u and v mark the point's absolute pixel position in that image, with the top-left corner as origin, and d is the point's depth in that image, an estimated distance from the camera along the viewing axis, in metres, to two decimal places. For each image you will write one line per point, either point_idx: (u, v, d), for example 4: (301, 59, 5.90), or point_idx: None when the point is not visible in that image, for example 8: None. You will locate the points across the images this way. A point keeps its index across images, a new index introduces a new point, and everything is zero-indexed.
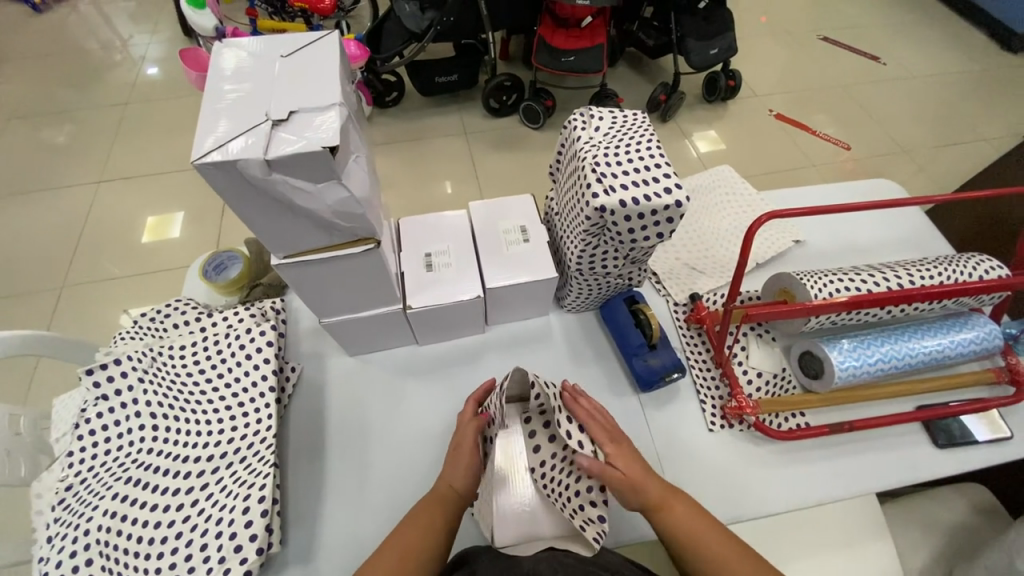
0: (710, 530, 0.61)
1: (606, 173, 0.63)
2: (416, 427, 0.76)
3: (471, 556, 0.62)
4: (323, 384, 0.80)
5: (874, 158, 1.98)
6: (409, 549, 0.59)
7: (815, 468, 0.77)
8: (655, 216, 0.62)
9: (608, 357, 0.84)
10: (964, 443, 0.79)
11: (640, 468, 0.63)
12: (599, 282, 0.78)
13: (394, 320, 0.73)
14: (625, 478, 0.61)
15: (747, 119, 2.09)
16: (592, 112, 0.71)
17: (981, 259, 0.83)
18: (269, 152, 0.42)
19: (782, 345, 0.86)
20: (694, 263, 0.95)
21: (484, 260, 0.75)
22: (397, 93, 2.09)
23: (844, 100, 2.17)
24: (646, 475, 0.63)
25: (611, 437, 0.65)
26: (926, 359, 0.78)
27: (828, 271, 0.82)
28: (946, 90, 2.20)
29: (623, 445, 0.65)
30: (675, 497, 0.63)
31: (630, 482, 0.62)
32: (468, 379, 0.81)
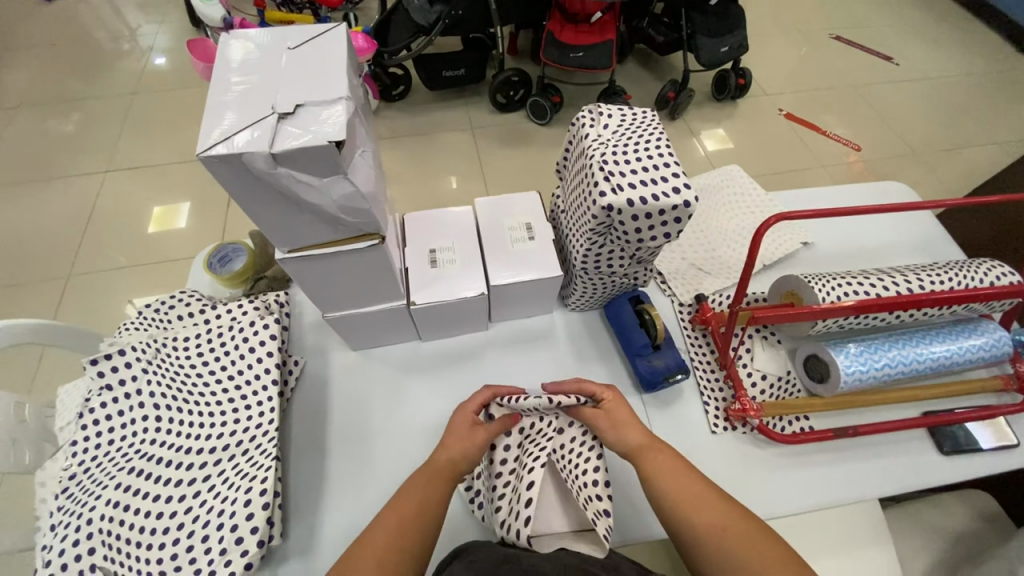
0: (691, 474, 0.61)
1: (613, 171, 0.62)
2: (418, 423, 0.76)
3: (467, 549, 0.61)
4: (325, 378, 0.80)
5: (884, 160, 1.96)
6: (406, 520, 0.57)
7: (818, 472, 0.76)
8: (662, 216, 0.61)
9: (611, 356, 0.84)
10: (969, 450, 0.78)
11: (625, 413, 0.66)
12: (604, 281, 0.77)
13: (397, 316, 0.73)
14: (608, 418, 0.65)
15: (757, 118, 2.07)
16: (601, 110, 0.70)
17: (993, 265, 0.82)
18: (274, 146, 0.42)
19: (787, 348, 0.86)
20: (700, 263, 0.94)
21: (489, 257, 0.74)
22: (403, 87, 2.08)
23: (856, 100, 2.14)
24: (630, 420, 0.65)
25: (605, 388, 0.68)
26: (933, 365, 0.77)
27: (836, 274, 0.81)
28: (959, 92, 2.16)
29: (615, 390, 0.68)
30: (655, 443, 0.64)
31: (613, 420, 0.65)
32: (470, 376, 0.81)
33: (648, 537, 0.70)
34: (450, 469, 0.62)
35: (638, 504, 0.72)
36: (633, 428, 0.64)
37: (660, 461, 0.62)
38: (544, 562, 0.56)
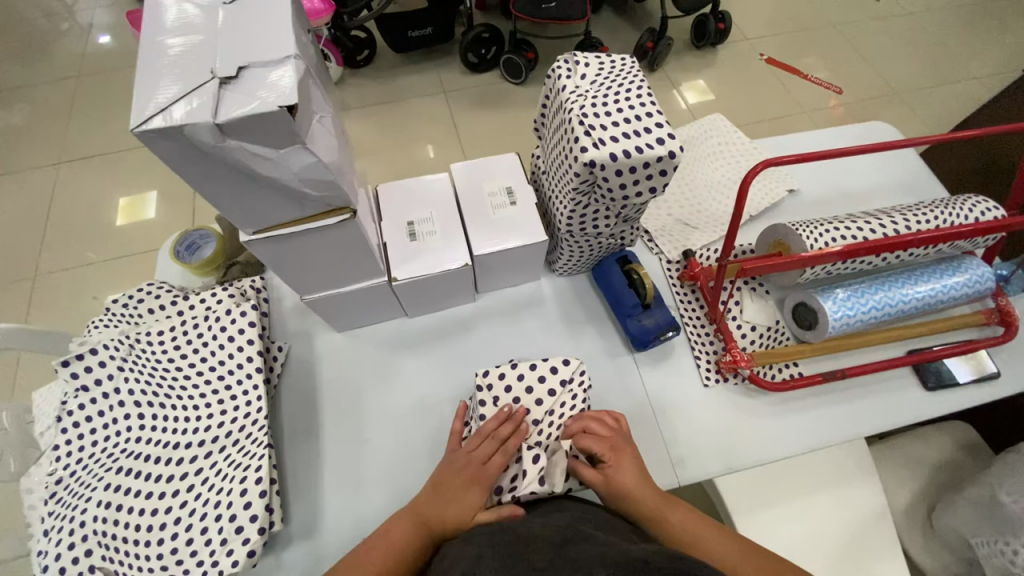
0: (706, 521, 0.62)
1: (594, 125, 0.58)
2: (412, 398, 0.75)
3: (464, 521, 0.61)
4: (312, 361, 0.78)
5: (866, 102, 1.93)
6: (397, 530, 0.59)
7: (808, 416, 0.78)
8: (647, 170, 0.58)
9: (602, 319, 0.83)
10: (952, 384, 0.81)
11: (633, 473, 0.63)
12: (590, 243, 0.75)
13: (380, 294, 0.70)
14: (609, 481, 0.62)
15: (738, 64, 2.01)
16: (577, 58, 0.65)
17: (978, 200, 0.81)
18: (219, 115, 0.38)
19: (776, 298, 0.85)
20: (687, 219, 0.92)
21: (470, 224, 0.72)
22: (369, 51, 1.98)
23: (838, 40, 2.08)
24: (638, 481, 0.63)
25: (609, 445, 0.63)
26: (919, 304, 0.78)
27: (824, 220, 0.80)
28: (941, 26, 2.12)
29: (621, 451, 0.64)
30: (669, 502, 0.62)
31: (616, 488, 0.62)
32: (460, 349, 0.79)
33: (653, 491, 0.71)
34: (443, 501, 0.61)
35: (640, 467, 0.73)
36: (641, 486, 0.62)
37: (680, 520, 0.61)
38: (542, 525, 0.55)
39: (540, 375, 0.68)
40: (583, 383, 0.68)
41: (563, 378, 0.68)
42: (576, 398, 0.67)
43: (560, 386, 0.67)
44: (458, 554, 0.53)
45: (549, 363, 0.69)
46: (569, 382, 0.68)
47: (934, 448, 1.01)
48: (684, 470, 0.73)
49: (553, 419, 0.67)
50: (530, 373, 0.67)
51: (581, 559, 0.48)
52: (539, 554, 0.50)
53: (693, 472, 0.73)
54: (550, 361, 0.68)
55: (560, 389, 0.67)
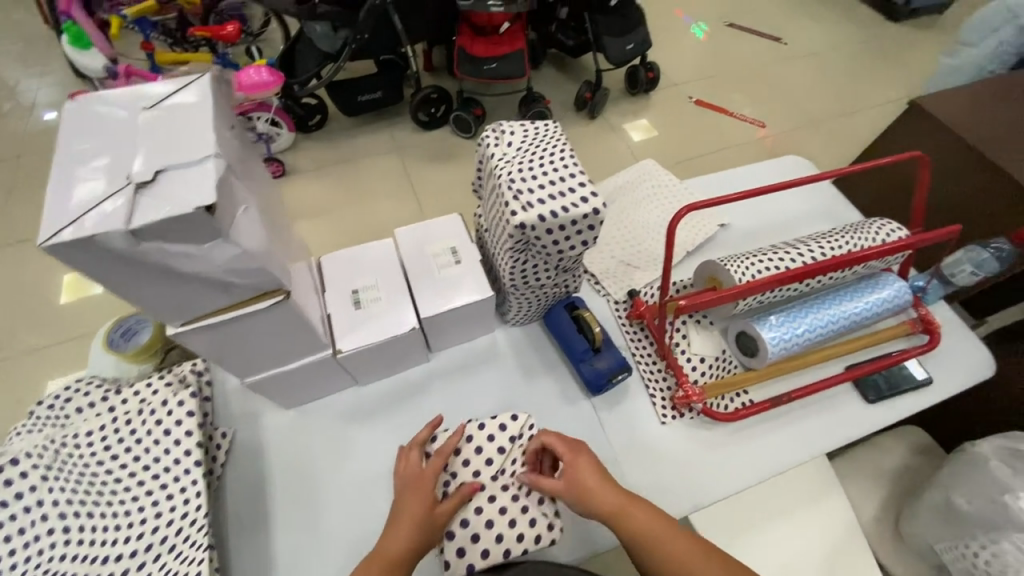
0: (669, 522, 0.59)
1: (521, 189, 0.62)
2: (367, 469, 0.73)
3: None
4: (260, 444, 0.75)
5: (787, 132, 2.12)
6: None
7: (764, 442, 0.80)
8: (576, 226, 0.62)
9: (556, 365, 0.84)
10: (892, 394, 0.85)
11: (594, 475, 0.61)
12: (536, 294, 0.77)
13: (327, 367, 0.69)
14: (568, 477, 0.61)
15: (670, 107, 2.18)
16: (503, 127, 0.69)
17: (883, 224, 0.89)
18: (133, 221, 0.38)
19: (720, 328, 0.89)
20: (629, 259, 0.97)
21: (415, 287, 0.73)
22: (321, 116, 2.05)
23: (756, 80, 2.30)
24: (597, 482, 0.60)
25: (568, 446, 0.63)
26: (845, 323, 0.83)
27: (751, 253, 0.85)
28: (844, 63, 2.38)
29: (582, 453, 0.62)
30: (631, 505, 0.59)
31: (578, 490, 0.60)
32: (416, 412, 0.78)
33: None
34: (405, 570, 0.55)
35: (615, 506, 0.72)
36: (600, 486, 0.60)
37: (642, 522, 0.58)
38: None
39: (489, 434, 0.64)
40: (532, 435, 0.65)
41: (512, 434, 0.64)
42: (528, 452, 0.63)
43: (510, 443, 0.64)
44: None
45: (498, 419, 0.65)
46: (519, 437, 0.64)
47: (893, 455, 1.04)
48: None
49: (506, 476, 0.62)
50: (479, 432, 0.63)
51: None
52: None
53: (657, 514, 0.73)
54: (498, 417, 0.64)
55: (510, 446, 0.64)
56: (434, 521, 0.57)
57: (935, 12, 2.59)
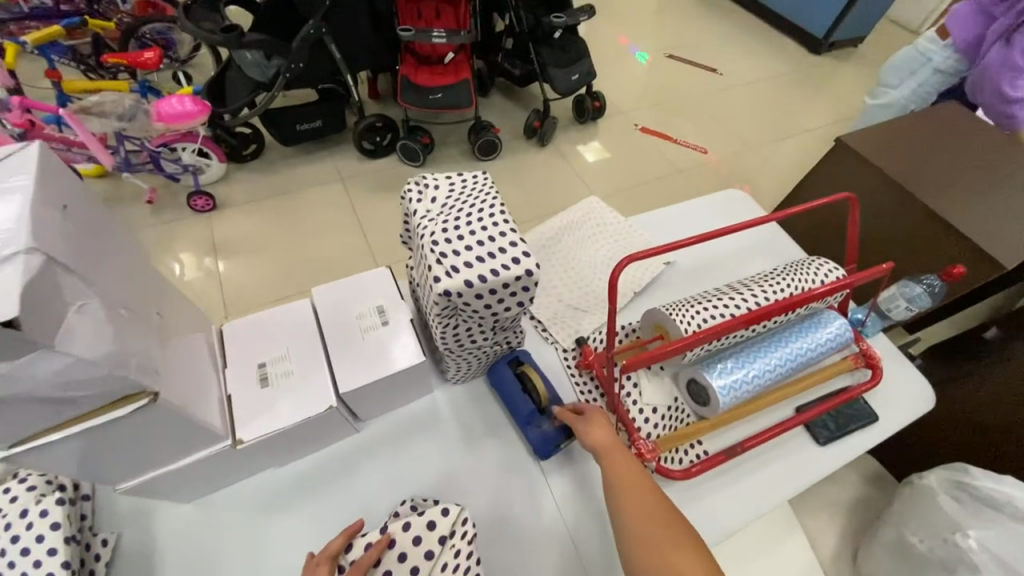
0: (649, 482, 0.61)
1: (446, 250, 0.56)
2: (283, 572, 0.63)
3: None
4: (150, 550, 0.63)
5: (728, 158, 2.20)
6: None
7: (721, 496, 0.77)
8: (508, 289, 0.56)
9: (501, 427, 0.77)
10: (841, 434, 0.84)
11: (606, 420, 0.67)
12: (475, 355, 0.71)
13: (228, 458, 0.59)
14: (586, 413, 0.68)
15: (617, 134, 2.22)
16: (428, 179, 0.64)
17: (821, 262, 0.90)
18: None
19: (671, 374, 0.86)
20: (577, 302, 0.93)
21: (333, 358, 0.64)
22: (256, 145, 1.92)
23: (697, 108, 2.39)
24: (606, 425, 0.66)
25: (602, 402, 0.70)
26: (791, 365, 0.82)
27: (696, 297, 0.83)
28: (775, 92, 2.53)
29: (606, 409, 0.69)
30: (620, 451, 0.64)
31: (588, 427, 0.67)
32: (343, 495, 0.69)
33: None
34: None
35: (597, 551, 0.69)
36: (603, 429, 0.66)
37: (623, 469, 0.62)
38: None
39: (414, 536, 0.54)
40: (467, 532, 0.55)
41: (441, 534, 0.54)
42: (461, 555, 0.53)
43: (439, 546, 0.53)
44: None
45: (425, 516, 0.55)
46: (450, 537, 0.54)
47: (847, 486, 1.04)
48: None
49: None
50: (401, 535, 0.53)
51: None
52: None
53: None
54: (424, 514, 0.54)
55: (439, 549, 0.53)
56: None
57: (851, 46, 2.81)
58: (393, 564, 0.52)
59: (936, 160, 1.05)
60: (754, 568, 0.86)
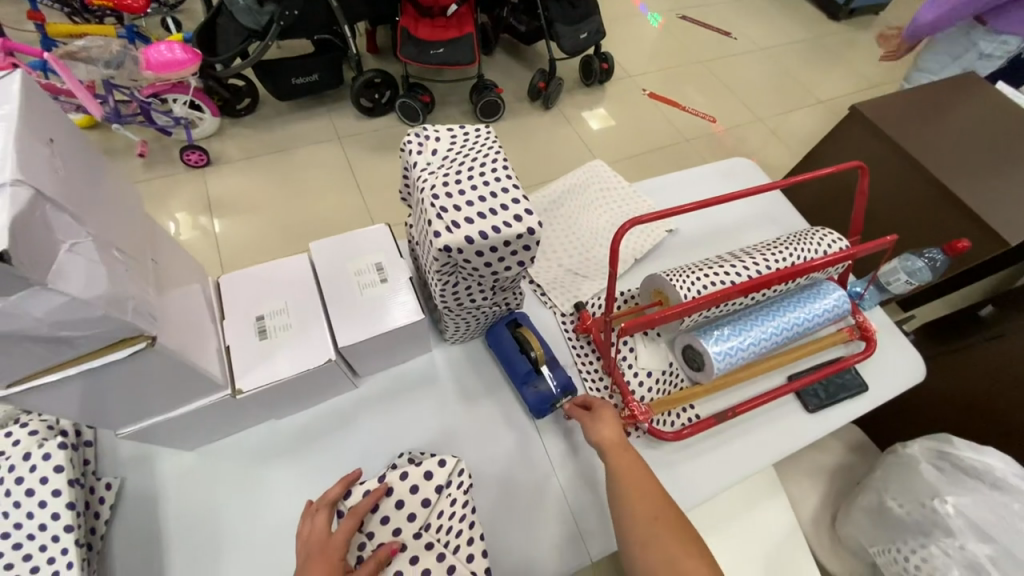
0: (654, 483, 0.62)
1: (447, 204, 0.55)
2: (282, 518, 0.65)
3: None
4: (155, 493, 0.64)
5: (737, 128, 2.14)
6: None
7: (710, 458, 0.79)
8: (510, 247, 0.55)
9: (498, 386, 0.78)
10: (831, 403, 0.86)
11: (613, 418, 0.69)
12: (475, 314, 0.71)
13: (228, 406, 0.60)
14: (592, 411, 0.70)
15: (624, 99, 2.15)
16: (428, 131, 0.62)
17: (826, 233, 0.89)
18: None
19: (667, 340, 0.87)
20: (577, 268, 0.92)
21: (331, 312, 0.64)
22: (251, 100, 1.86)
23: (708, 74, 2.31)
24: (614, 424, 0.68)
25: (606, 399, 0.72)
26: (787, 335, 0.82)
27: (699, 263, 0.82)
28: (790, 60, 2.43)
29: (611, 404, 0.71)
30: (626, 449, 0.65)
31: (594, 425, 0.68)
32: (340, 447, 0.70)
33: (606, 550, 0.69)
34: None
35: (589, 504, 0.72)
36: (612, 426, 0.67)
37: (629, 467, 0.64)
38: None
39: (411, 485, 0.55)
40: (463, 482, 0.57)
41: (438, 484, 0.56)
42: (456, 503, 0.55)
43: (436, 494, 0.55)
44: None
45: (422, 466, 0.56)
46: (446, 487, 0.56)
47: (831, 454, 1.08)
48: (593, 541, 0.69)
49: (431, 532, 0.54)
50: (399, 484, 0.54)
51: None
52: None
53: (602, 544, 0.69)
54: (422, 464, 0.56)
55: (435, 498, 0.55)
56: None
57: (872, 13, 2.69)
58: (390, 510, 0.54)
59: (953, 133, 1.03)
60: (737, 528, 0.90)
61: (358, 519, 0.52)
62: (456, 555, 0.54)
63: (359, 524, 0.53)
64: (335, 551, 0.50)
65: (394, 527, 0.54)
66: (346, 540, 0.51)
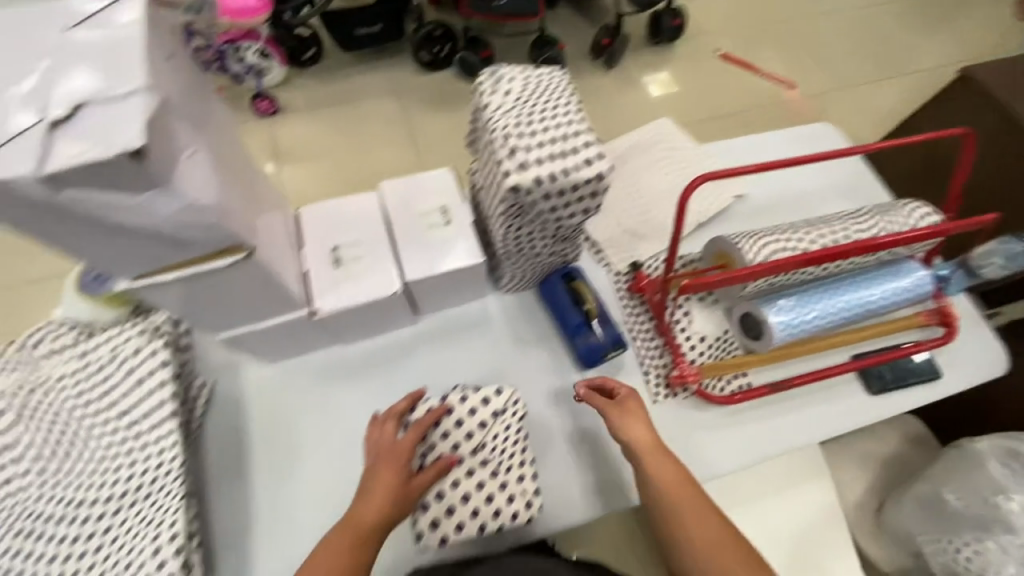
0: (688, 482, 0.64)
1: (520, 145, 0.55)
2: (347, 433, 0.72)
3: None
4: (240, 399, 0.74)
5: (816, 96, 1.97)
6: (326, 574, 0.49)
7: (756, 428, 0.78)
8: (577, 193, 0.55)
9: (549, 336, 0.80)
10: (896, 387, 0.82)
11: (641, 417, 0.68)
12: (532, 263, 0.72)
13: (306, 327, 0.66)
14: (622, 407, 0.68)
15: (693, 60, 2.01)
16: (503, 71, 0.61)
17: (915, 206, 0.82)
18: (44, 164, 0.31)
19: (724, 307, 0.85)
20: (635, 229, 0.90)
21: (401, 248, 0.67)
22: (315, 49, 1.88)
23: (790, 35, 2.11)
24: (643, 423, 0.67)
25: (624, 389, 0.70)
26: (856, 312, 0.78)
27: (768, 229, 0.79)
28: (888, 21, 2.17)
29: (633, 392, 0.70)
30: (657, 448, 0.65)
31: (620, 421, 0.67)
32: (398, 378, 0.75)
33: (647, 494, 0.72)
34: (373, 532, 0.51)
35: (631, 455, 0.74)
36: (642, 426, 0.67)
37: (663, 467, 0.64)
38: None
39: (470, 408, 0.58)
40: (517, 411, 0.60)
41: (495, 410, 0.59)
42: (510, 429, 0.58)
43: (492, 418, 0.58)
44: None
45: (479, 393, 0.59)
46: (502, 414, 0.59)
47: (885, 443, 1.03)
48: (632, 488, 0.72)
49: (486, 451, 0.58)
50: (458, 406, 0.57)
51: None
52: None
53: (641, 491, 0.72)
54: (480, 391, 0.59)
55: (492, 422, 0.58)
56: (407, 494, 0.53)
57: None
58: (450, 428, 0.57)
59: None
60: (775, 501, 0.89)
61: (421, 430, 0.56)
62: (508, 474, 0.58)
63: (422, 436, 0.57)
64: (402, 456, 0.55)
65: (452, 444, 0.57)
66: (410, 447, 0.55)
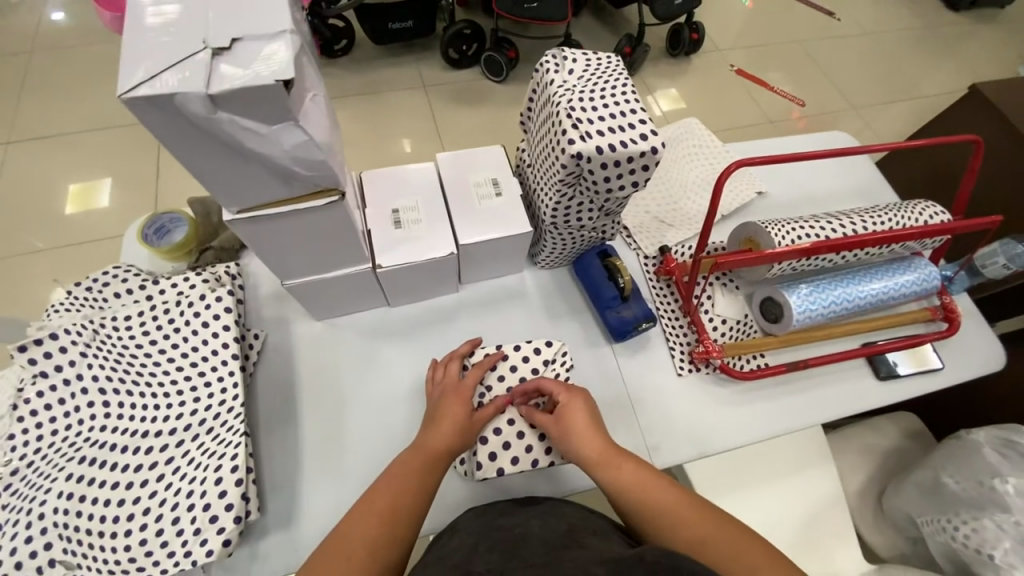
0: (667, 487, 0.59)
1: (582, 118, 0.60)
2: (390, 387, 0.75)
3: (448, 528, 0.60)
4: (290, 350, 0.76)
5: (825, 114, 2.05)
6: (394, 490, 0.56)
7: (772, 405, 0.83)
8: (631, 164, 0.60)
9: (582, 311, 0.85)
10: (903, 375, 0.87)
11: (584, 423, 0.62)
12: (574, 236, 0.77)
13: (364, 281, 0.70)
14: (562, 423, 0.62)
15: (709, 73, 2.09)
16: (565, 54, 0.67)
17: (928, 206, 0.88)
18: (212, 86, 0.37)
19: (745, 293, 0.90)
20: (663, 216, 0.96)
21: (454, 215, 0.72)
22: (347, 42, 1.95)
23: (801, 55, 2.20)
24: (589, 430, 0.62)
25: (564, 389, 0.64)
26: (871, 301, 0.84)
27: (792, 220, 0.85)
28: (895, 48, 2.27)
29: (573, 395, 0.64)
30: (619, 455, 0.61)
31: (565, 434, 0.62)
32: (438, 340, 0.79)
33: (673, 461, 0.76)
34: (442, 459, 0.60)
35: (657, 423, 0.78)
36: (591, 437, 0.61)
37: (632, 474, 0.60)
38: (536, 528, 0.56)
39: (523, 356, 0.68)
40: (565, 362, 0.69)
41: (545, 359, 0.68)
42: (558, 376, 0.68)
43: (543, 365, 0.68)
44: (452, 554, 0.53)
45: (532, 345, 0.69)
46: (551, 362, 0.68)
47: (888, 436, 1.08)
48: (659, 453, 0.76)
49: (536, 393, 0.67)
50: (514, 353, 0.68)
51: (578, 560, 0.48)
52: (534, 555, 0.50)
53: (667, 456, 0.76)
54: (533, 342, 0.69)
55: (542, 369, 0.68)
56: (472, 425, 0.63)
57: (998, 5, 2.44)
58: (507, 370, 0.68)
59: None
60: None
61: (482, 370, 0.66)
62: None
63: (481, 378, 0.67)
64: (465, 391, 0.64)
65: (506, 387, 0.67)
66: (472, 385, 0.65)
